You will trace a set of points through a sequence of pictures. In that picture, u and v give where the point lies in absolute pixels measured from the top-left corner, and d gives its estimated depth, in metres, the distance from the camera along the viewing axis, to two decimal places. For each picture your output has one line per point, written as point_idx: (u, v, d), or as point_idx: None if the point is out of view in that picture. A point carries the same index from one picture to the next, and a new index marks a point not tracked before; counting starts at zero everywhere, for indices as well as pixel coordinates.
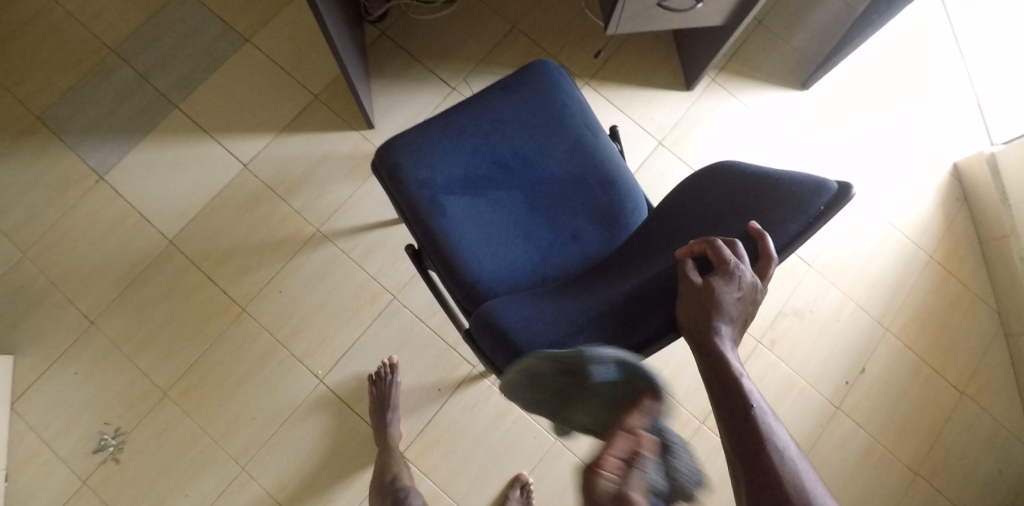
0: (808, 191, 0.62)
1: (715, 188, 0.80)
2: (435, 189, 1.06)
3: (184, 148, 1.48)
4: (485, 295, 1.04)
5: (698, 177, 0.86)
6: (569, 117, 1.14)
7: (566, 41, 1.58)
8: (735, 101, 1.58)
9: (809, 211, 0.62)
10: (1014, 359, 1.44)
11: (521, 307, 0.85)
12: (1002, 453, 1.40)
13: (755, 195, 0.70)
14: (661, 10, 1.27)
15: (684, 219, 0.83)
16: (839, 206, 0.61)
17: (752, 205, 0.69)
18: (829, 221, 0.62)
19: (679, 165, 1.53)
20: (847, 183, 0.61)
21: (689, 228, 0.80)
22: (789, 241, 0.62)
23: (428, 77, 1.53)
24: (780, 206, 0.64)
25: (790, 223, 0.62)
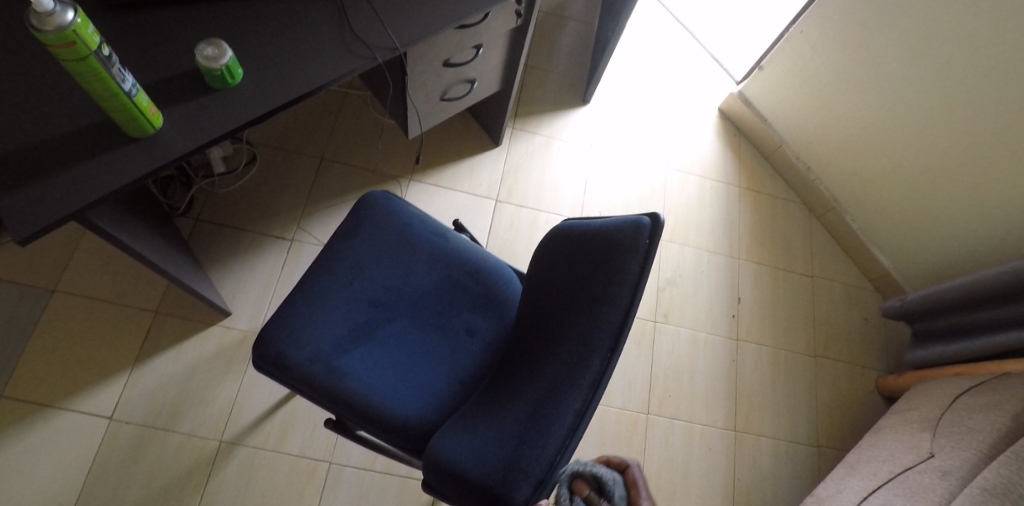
0: (632, 234, 0.81)
1: (566, 255, 0.96)
2: (327, 357, 1.09)
3: (30, 435, 1.30)
4: (419, 427, 1.07)
5: (548, 244, 1.02)
6: (414, 233, 1.23)
7: (373, 151, 1.65)
8: (539, 137, 1.75)
9: (639, 248, 0.79)
10: (833, 233, 1.74)
11: (461, 430, 0.90)
12: (862, 306, 1.68)
13: (597, 250, 0.86)
14: (445, 102, 1.40)
15: (552, 288, 0.96)
16: (658, 232, 0.79)
17: (600, 256, 0.85)
18: (656, 247, 0.79)
19: (521, 212, 1.66)
20: (654, 214, 0.80)
21: (562, 290, 0.93)
22: (639, 276, 0.78)
23: (263, 240, 1.52)
24: (621, 252, 0.81)
25: (632, 263, 0.79)
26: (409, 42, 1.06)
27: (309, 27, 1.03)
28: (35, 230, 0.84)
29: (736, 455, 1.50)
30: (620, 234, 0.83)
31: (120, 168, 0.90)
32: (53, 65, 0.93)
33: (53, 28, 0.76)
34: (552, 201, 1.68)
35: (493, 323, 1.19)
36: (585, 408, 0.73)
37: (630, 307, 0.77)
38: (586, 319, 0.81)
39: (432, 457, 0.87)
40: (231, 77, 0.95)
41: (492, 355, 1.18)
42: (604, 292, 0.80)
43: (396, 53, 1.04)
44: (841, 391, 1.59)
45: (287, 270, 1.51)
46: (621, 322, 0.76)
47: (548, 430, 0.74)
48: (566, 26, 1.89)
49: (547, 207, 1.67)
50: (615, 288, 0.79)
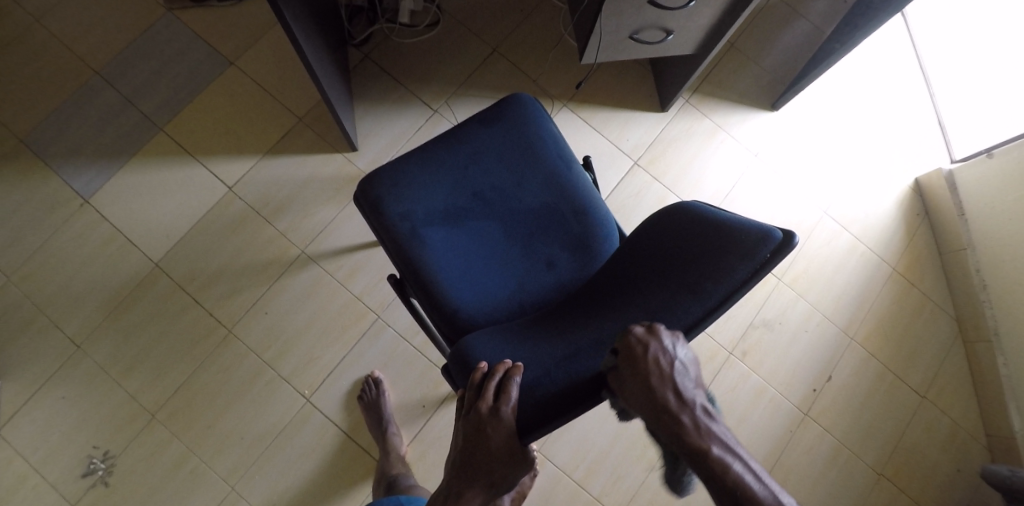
0: (756, 241, 0.73)
1: (671, 231, 0.90)
2: (416, 221, 1.11)
3: (169, 172, 1.49)
4: (465, 323, 1.09)
5: (663, 213, 0.96)
6: (545, 149, 1.19)
7: (544, 64, 1.64)
8: (707, 122, 1.64)
9: (754, 258, 0.73)
10: (972, 367, 1.50)
11: (498, 338, 0.91)
12: (963, 455, 1.46)
13: (709, 239, 0.80)
14: (633, 42, 1.35)
15: (644, 257, 0.92)
16: (783, 253, 0.72)
17: (709, 246, 0.79)
18: (775, 265, 0.72)
19: (654, 185, 1.60)
20: (789, 234, 0.72)
21: (655, 262, 0.89)
22: (738, 285, 0.72)
23: (411, 100, 1.59)
24: (731, 252, 0.75)
25: (739, 268, 0.73)
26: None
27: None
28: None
29: None
30: (740, 234, 0.76)
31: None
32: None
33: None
34: (687, 189, 1.60)
35: (576, 267, 1.17)
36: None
37: (714, 311, 0.73)
38: (665, 302, 0.79)
39: (462, 348, 0.88)
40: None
41: (561, 294, 1.16)
42: (696, 283, 0.76)
43: None
44: None
45: (421, 133, 1.58)
46: (699, 318, 0.74)
47: (578, 376, 0.73)
48: (794, 23, 1.71)
49: (680, 193, 1.60)
50: (709, 284, 0.74)
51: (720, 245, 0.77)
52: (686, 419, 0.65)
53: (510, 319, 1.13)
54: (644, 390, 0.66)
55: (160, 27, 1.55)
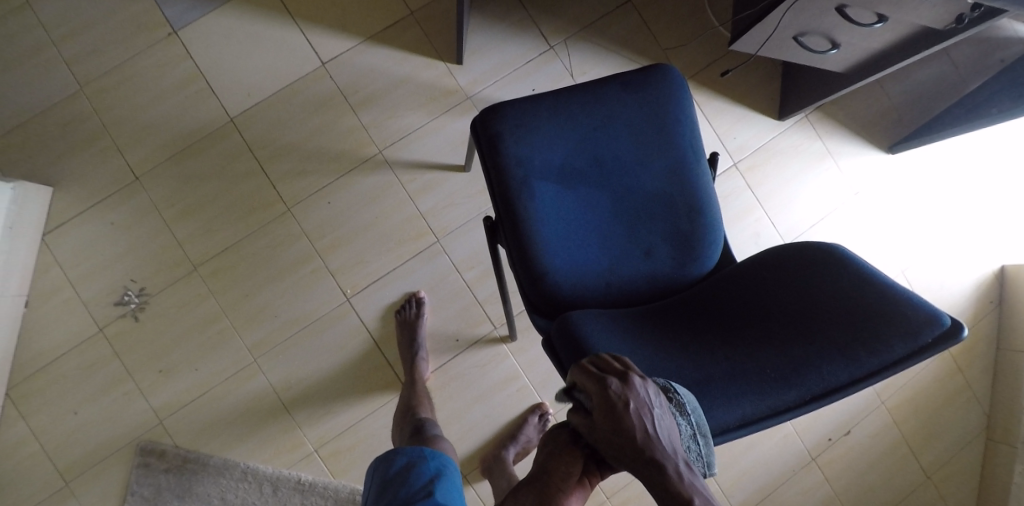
0: (922, 322, 0.67)
1: (803, 263, 0.83)
2: (529, 170, 1.04)
3: (266, 28, 1.41)
4: (552, 289, 1.04)
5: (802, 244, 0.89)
6: (677, 133, 1.10)
7: (674, 33, 1.54)
8: (817, 144, 1.56)
9: (915, 339, 0.67)
10: (986, 465, 1.53)
11: (604, 327, 0.87)
12: None
13: (862, 297, 0.73)
14: (794, 43, 1.24)
15: (769, 285, 0.85)
16: (948, 342, 0.66)
17: (861, 307, 0.72)
18: (935, 352, 0.67)
19: (744, 192, 1.53)
20: (961, 325, 0.66)
21: (785, 298, 0.81)
22: (893, 362, 0.67)
23: (530, 28, 1.50)
24: (891, 324, 0.68)
25: (897, 345, 0.67)
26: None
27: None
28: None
29: None
30: (905, 307, 0.69)
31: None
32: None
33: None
34: (776, 207, 1.54)
35: (673, 265, 1.10)
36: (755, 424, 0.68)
37: (858, 380, 0.68)
38: (802, 351, 0.72)
39: (571, 330, 0.84)
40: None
41: (652, 287, 1.10)
42: (842, 344, 0.70)
43: None
44: None
45: (530, 65, 1.49)
46: (839, 384, 0.68)
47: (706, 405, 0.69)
48: (937, 63, 1.59)
49: (768, 208, 1.54)
50: (861, 351, 0.68)
51: (876, 310, 0.70)
52: (646, 450, 0.63)
53: (595, 298, 1.07)
54: (615, 432, 0.64)
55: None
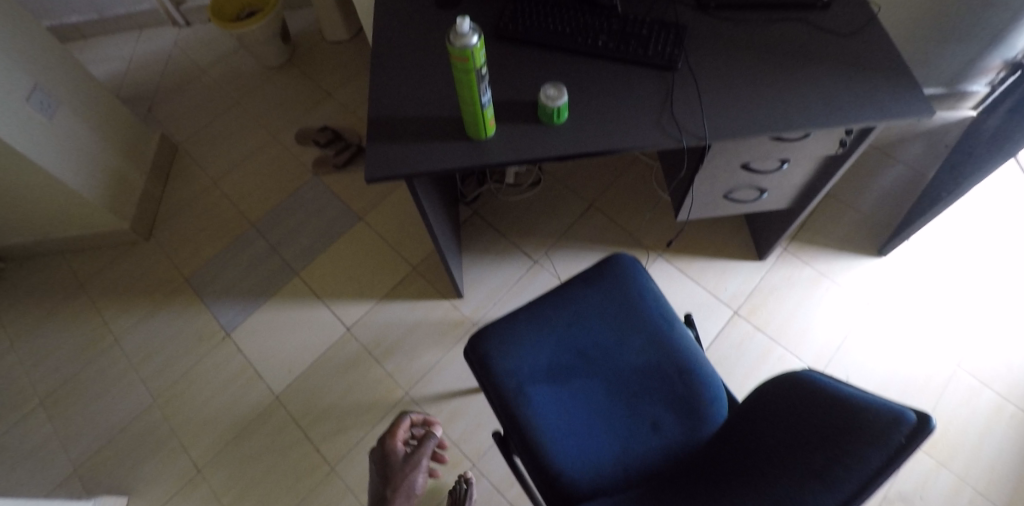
0: (887, 424, 0.66)
1: (788, 399, 0.85)
2: (521, 379, 1.14)
3: (298, 312, 1.69)
4: (570, 487, 1.07)
5: (781, 379, 0.91)
6: (646, 310, 1.22)
7: (637, 219, 1.77)
8: (807, 269, 1.67)
9: (887, 442, 0.65)
10: None
11: None
12: None
13: (832, 417, 0.73)
14: (728, 200, 1.40)
15: (763, 427, 0.87)
16: (921, 438, 0.64)
17: (834, 428, 0.72)
18: (915, 451, 0.64)
19: (756, 334, 1.60)
20: (926, 416, 0.64)
21: (773, 439, 0.82)
22: (874, 473, 0.64)
23: (514, 251, 1.74)
24: (859, 434, 0.68)
25: (871, 455, 0.66)
26: (717, 134, 1.12)
27: (636, 88, 1.18)
28: (377, 175, 1.13)
29: None
30: (868, 414, 0.69)
31: (439, 153, 1.15)
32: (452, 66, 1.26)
33: (460, 46, 0.98)
34: (793, 340, 1.58)
35: (683, 432, 1.13)
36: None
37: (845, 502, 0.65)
38: (787, 486, 0.70)
39: None
40: (559, 117, 1.15)
41: (670, 460, 1.11)
42: (821, 468, 0.69)
43: (703, 144, 1.12)
44: None
45: (521, 281, 1.70)
46: None
47: None
48: (891, 167, 1.78)
49: (786, 344, 1.58)
50: (838, 470, 0.67)
51: (845, 425, 0.70)
52: None
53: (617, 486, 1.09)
54: None
55: (290, 200, 1.90)
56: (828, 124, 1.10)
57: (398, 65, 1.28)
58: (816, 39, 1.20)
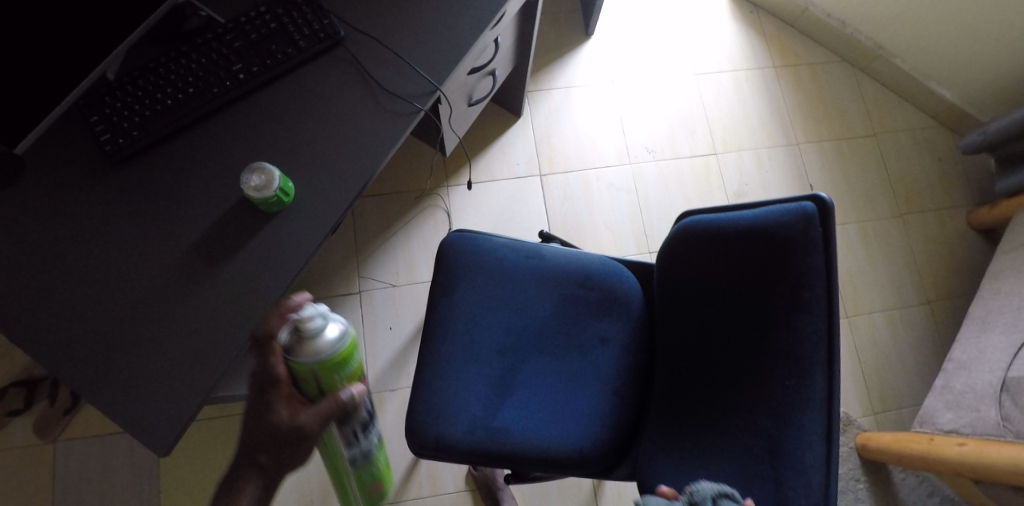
0: (805, 224, 0.82)
1: (691, 259, 0.99)
2: (485, 420, 1.12)
3: None
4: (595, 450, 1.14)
5: (671, 239, 1.03)
6: (511, 266, 1.24)
7: (399, 173, 1.60)
8: (556, 90, 1.69)
9: (815, 239, 0.81)
10: (878, 80, 1.77)
11: (678, 456, 0.94)
12: (933, 150, 1.72)
13: (761, 248, 0.87)
14: (472, 103, 1.34)
15: (689, 296, 1.00)
16: (831, 216, 0.81)
17: (772, 256, 0.85)
18: (830, 227, 0.82)
19: (569, 178, 1.64)
20: (819, 198, 0.82)
21: (722, 289, 0.94)
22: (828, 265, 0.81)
23: (334, 302, 1.52)
24: (794, 247, 0.83)
25: (814, 255, 0.81)
26: (439, 75, 1.04)
27: (332, 83, 1.02)
28: (166, 440, 0.86)
29: (853, 342, 1.63)
30: (784, 227, 0.84)
31: (216, 337, 0.90)
32: (126, 237, 0.93)
33: (310, 357, 0.73)
34: (592, 157, 1.66)
35: (620, 322, 1.23)
36: (828, 431, 0.77)
37: (829, 303, 0.81)
38: (784, 327, 0.84)
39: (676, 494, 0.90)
40: (286, 196, 0.95)
41: (633, 354, 1.22)
42: (794, 293, 0.83)
43: (435, 93, 1.03)
44: (936, 242, 1.68)
45: (367, 318, 1.52)
46: (829, 322, 0.81)
47: (803, 445, 0.77)
48: None
49: (592, 164, 1.66)
50: (808, 287, 0.82)
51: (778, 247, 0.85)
52: None
53: (618, 409, 1.18)
54: None
55: (62, 495, 1.40)
56: None
57: (58, 291, 0.90)
58: None
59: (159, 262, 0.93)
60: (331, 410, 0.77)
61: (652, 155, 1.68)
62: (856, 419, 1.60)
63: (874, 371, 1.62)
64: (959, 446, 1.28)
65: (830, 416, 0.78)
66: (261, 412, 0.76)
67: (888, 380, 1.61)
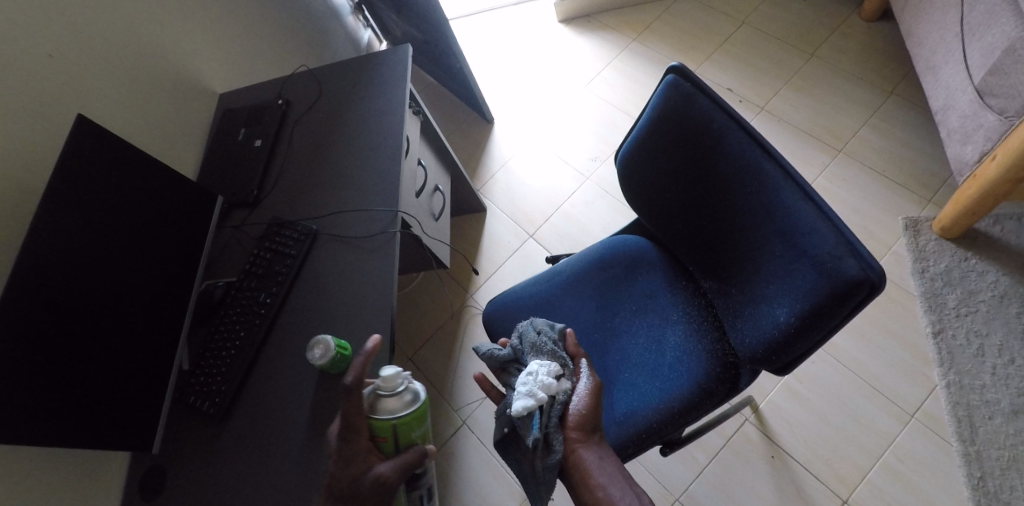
0: (677, 86, 1.03)
1: (642, 178, 1.18)
2: (610, 416, 1.24)
3: None
4: (709, 374, 1.20)
5: (625, 178, 1.23)
6: (542, 295, 1.39)
7: (428, 312, 1.79)
8: (498, 173, 1.94)
9: (691, 90, 1.02)
10: None
11: (749, 315, 1.05)
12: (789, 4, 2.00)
13: (668, 127, 1.06)
14: (436, 216, 1.56)
15: (659, 195, 1.17)
16: (688, 70, 1.02)
17: (678, 124, 1.04)
18: (694, 76, 1.02)
19: (552, 220, 1.82)
20: (673, 65, 1.03)
21: (674, 178, 1.11)
22: (713, 98, 1.00)
23: (448, 442, 1.63)
24: (684, 106, 1.02)
25: (699, 99, 1.01)
26: (393, 201, 1.28)
27: (328, 261, 1.27)
28: None
29: (865, 165, 1.70)
30: (669, 100, 1.04)
31: None
32: (260, 461, 1.12)
33: (393, 413, 0.96)
34: (558, 194, 1.85)
35: (651, 274, 1.35)
36: (806, 191, 0.91)
37: (735, 119, 0.98)
38: (725, 159, 1.00)
39: (768, 339, 0.99)
40: (345, 350, 1.14)
41: (681, 286, 1.31)
42: (710, 133, 1.01)
43: (398, 214, 1.26)
44: (856, 53, 1.86)
45: (486, 438, 1.61)
46: (746, 130, 0.97)
47: (801, 217, 0.91)
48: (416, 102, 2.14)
49: (562, 199, 1.84)
50: (714, 121, 1.00)
51: (676, 115, 1.04)
52: None
53: (702, 330, 1.25)
54: None
55: None
56: (401, 118, 1.36)
57: None
58: (314, 118, 1.45)
59: (294, 458, 1.11)
60: (404, 462, 0.96)
61: (600, 160, 1.86)
62: (920, 216, 1.63)
63: (901, 171, 1.68)
64: (995, 160, 1.34)
65: (797, 179, 0.92)
66: (348, 457, 0.96)
67: (916, 168, 1.67)
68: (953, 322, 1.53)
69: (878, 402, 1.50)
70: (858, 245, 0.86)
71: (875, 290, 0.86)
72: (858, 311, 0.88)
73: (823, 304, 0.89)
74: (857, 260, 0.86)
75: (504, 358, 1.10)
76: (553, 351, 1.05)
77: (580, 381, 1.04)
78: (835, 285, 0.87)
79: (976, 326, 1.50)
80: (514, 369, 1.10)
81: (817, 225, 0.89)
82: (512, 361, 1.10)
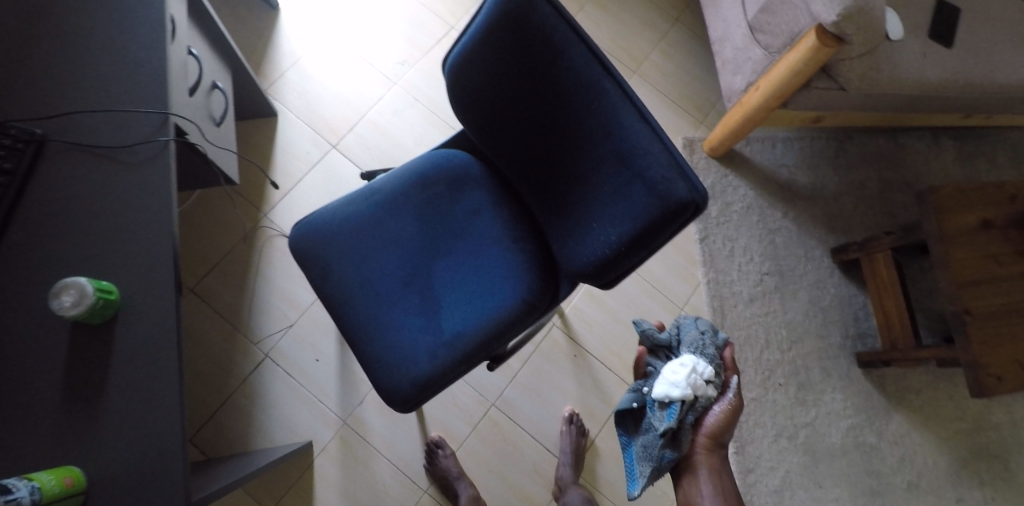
0: None
1: (475, 89, 1.09)
2: (439, 338, 1.21)
3: None
4: (535, 290, 1.23)
5: (455, 87, 1.13)
6: (359, 216, 1.27)
7: (211, 237, 1.54)
8: (289, 72, 1.66)
9: None
10: None
11: (582, 233, 1.08)
12: None
13: (508, 34, 0.97)
14: (216, 121, 1.28)
15: (493, 108, 1.10)
16: None
17: (519, 32, 0.96)
18: None
19: (358, 130, 1.64)
20: None
21: (511, 91, 1.05)
22: (556, 5, 0.93)
23: (251, 378, 1.49)
24: (526, 12, 0.94)
25: (541, 6, 0.93)
26: (159, 99, 0.99)
27: (68, 176, 0.95)
28: None
29: (655, 87, 1.85)
30: (508, 3, 0.94)
31: (149, 453, 0.87)
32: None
33: None
34: (363, 100, 1.66)
35: (476, 190, 1.29)
36: (642, 112, 0.92)
37: (577, 32, 0.93)
38: (566, 74, 0.96)
39: (600, 256, 1.03)
40: (109, 295, 0.89)
41: (505, 202, 1.29)
42: (551, 45, 0.95)
43: (167, 116, 0.98)
44: None
45: (294, 370, 1.51)
46: (587, 44, 0.93)
47: (637, 138, 0.92)
48: None
49: (368, 107, 1.66)
50: (556, 31, 0.94)
51: (516, 22, 0.95)
52: None
53: (527, 246, 1.26)
54: None
55: None
56: None
57: None
58: None
59: (47, 432, 0.87)
60: None
61: (409, 65, 1.70)
62: (695, 136, 1.84)
63: (683, 95, 1.86)
64: (757, 90, 1.55)
65: (635, 100, 0.92)
66: None
67: (694, 93, 1.87)
68: (714, 228, 1.80)
69: (658, 298, 1.73)
70: (687, 168, 0.90)
71: (698, 211, 0.92)
72: (682, 230, 0.95)
73: (654, 223, 0.94)
74: (685, 182, 0.90)
75: (659, 343, 1.22)
76: (712, 358, 1.17)
77: (727, 390, 1.20)
78: (665, 206, 0.91)
79: (729, 231, 1.80)
80: (664, 354, 1.23)
81: (652, 147, 0.91)
82: (664, 348, 1.22)
